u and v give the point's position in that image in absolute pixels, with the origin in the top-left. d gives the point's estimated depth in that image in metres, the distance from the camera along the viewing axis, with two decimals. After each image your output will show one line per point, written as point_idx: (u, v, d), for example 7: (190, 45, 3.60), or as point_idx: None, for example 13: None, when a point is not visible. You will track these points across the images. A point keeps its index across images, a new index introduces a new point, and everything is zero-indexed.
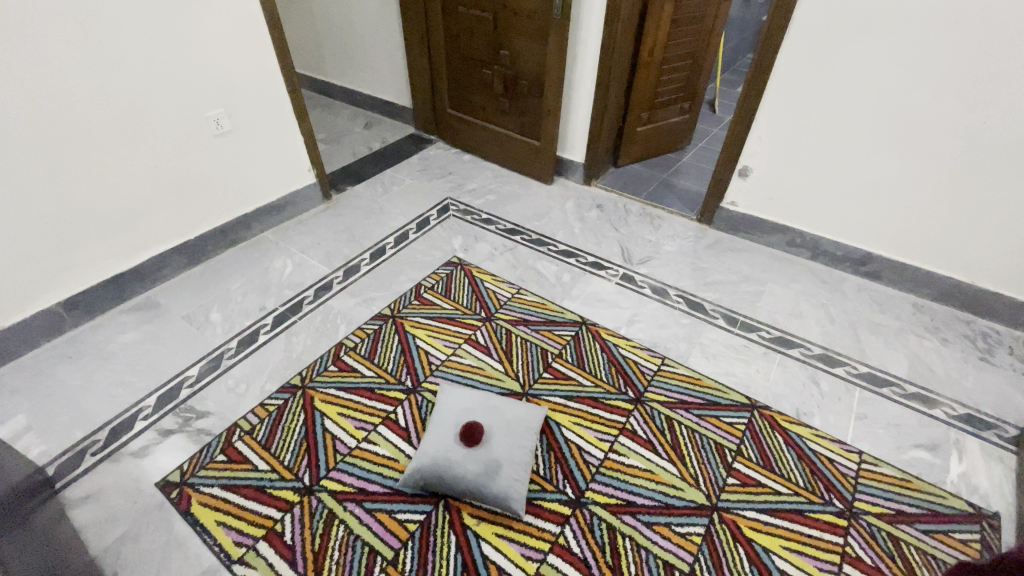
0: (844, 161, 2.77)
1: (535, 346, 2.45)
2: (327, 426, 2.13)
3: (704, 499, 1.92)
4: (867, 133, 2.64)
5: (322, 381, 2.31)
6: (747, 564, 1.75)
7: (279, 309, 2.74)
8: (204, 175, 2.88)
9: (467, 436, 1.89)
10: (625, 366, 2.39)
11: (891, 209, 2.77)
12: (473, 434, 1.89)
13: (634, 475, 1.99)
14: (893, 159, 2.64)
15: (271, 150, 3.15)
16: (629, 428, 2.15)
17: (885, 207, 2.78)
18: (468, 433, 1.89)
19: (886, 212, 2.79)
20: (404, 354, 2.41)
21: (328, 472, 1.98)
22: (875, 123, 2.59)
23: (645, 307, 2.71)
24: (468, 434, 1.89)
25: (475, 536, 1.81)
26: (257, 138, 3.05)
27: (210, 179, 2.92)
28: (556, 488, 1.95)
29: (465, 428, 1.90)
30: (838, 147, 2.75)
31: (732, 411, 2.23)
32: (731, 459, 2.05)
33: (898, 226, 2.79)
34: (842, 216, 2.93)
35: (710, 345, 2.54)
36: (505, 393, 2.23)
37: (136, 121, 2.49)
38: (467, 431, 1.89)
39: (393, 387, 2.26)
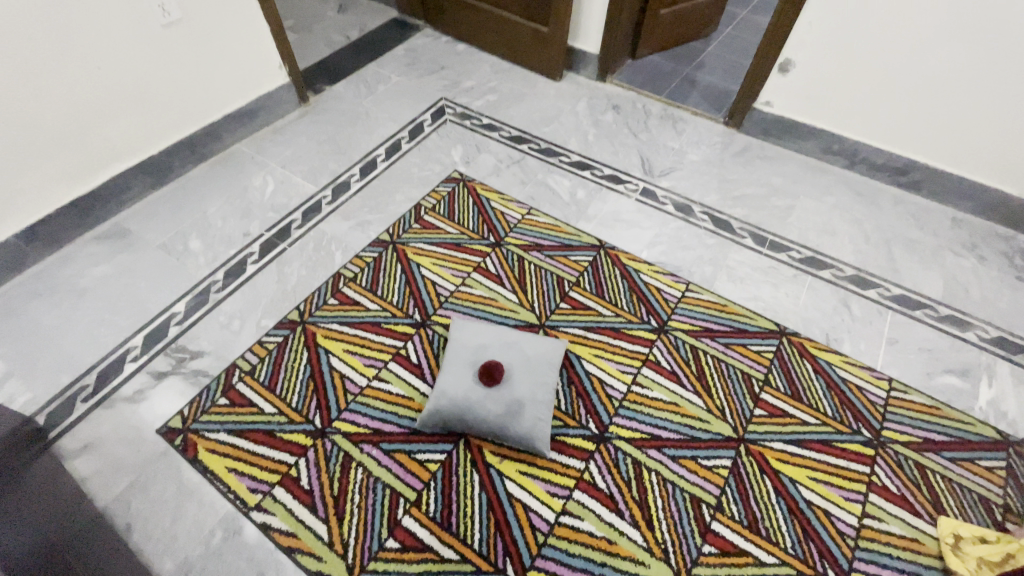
0: (906, 54, 2.38)
1: (551, 272, 2.25)
2: (333, 364, 1.99)
3: (731, 431, 1.87)
4: (941, 19, 2.22)
5: (321, 316, 2.13)
6: (774, 496, 1.74)
7: (266, 235, 2.47)
8: (159, 77, 2.43)
9: (486, 374, 1.75)
10: (646, 292, 2.22)
11: (949, 112, 2.44)
12: (493, 373, 1.75)
13: (659, 408, 1.91)
14: (965, 52, 2.25)
15: (233, 43, 2.65)
16: (652, 359, 2.03)
17: (943, 109, 2.45)
18: (488, 371, 1.75)
19: (943, 115, 2.47)
20: (408, 285, 2.21)
21: (339, 413, 1.87)
22: (952, 9, 2.17)
23: (668, 226, 2.49)
24: (488, 372, 1.76)
25: (498, 474, 1.76)
26: (215, 28, 2.54)
27: (167, 82, 2.48)
28: (579, 423, 1.86)
29: (485, 366, 1.77)
30: (903, 36, 2.34)
31: (760, 339, 2.12)
32: (758, 390, 1.97)
33: (954, 132, 2.49)
34: (891, 118, 2.60)
35: (737, 268, 2.36)
36: (520, 325, 2.08)
37: (64, 11, 2.02)
38: (487, 368, 1.76)
39: (400, 321, 2.09)
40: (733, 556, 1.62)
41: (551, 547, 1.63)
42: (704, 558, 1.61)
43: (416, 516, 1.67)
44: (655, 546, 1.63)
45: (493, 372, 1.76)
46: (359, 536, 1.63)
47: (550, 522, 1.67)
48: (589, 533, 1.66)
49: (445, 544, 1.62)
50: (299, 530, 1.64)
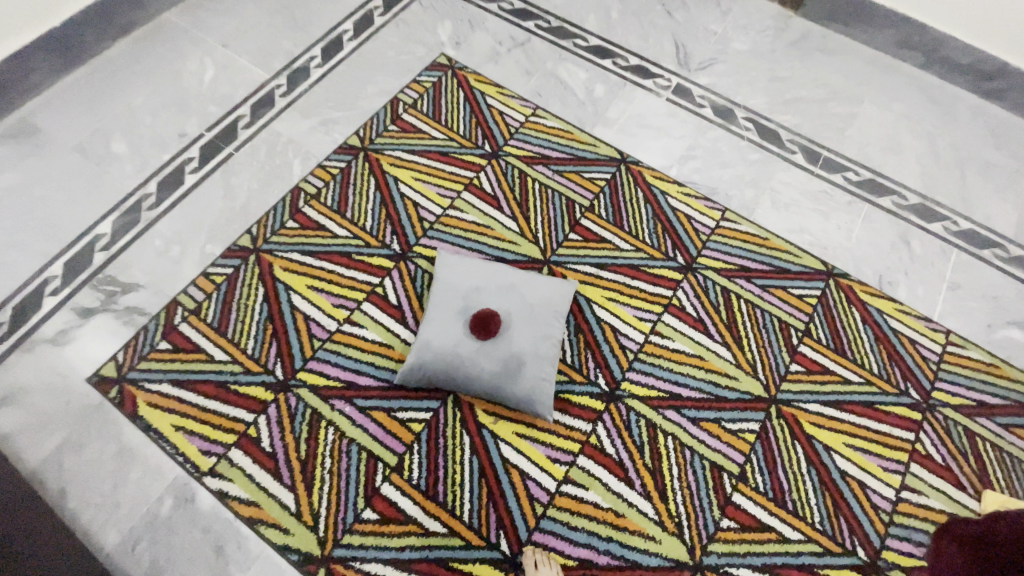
0: None
1: (559, 194, 1.84)
2: (294, 303, 1.65)
3: (762, 390, 1.61)
4: None
5: (278, 243, 1.74)
6: (804, 465, 1.54)
7: (206, 136, 1.99)
8: None
9: (479, 326, 1.44)
10: (674, 221, 1.83)
11: None
12: (487, 325, 1.44)
13: (681, 362, 1.61)
14: None
15: None
16: (676, 303, 1.70)
17: None
18: (482, 321, 1.44)
19: None
20: (384, 205, 1.80)
21: (304, 363, 1.57)
22: None
23: (704, 137, 2.03)
24: (481, 323, 1.44)
25: (492, 436, 1.50)
26: None
27: None
28: (586, 379, 1.58)
29: (477, 316, 1.44)
30: None
31: (804, 282, 1.79)
32: (796, 342, 1.69)
33: None
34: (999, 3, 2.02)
35: (783, 192, 1.96)
36: (521, 260, 1.72)
37: None
38: (479, 318, 1.44)
39: (375, 251, 1.72)
40: (754, 532, 1.44)
41: (550, 520, 1.43)
42: (722, 534, 1.44)
43: (397, 484, 1.44)
44: (668, 520, 1.44)
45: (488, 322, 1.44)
46: (331, 506, 1.42)
47: (550, 492, 1.45)
48: (594, 504, 1.45)
49: (429, 516, 1.41)
50: (262, 499, 1.42)
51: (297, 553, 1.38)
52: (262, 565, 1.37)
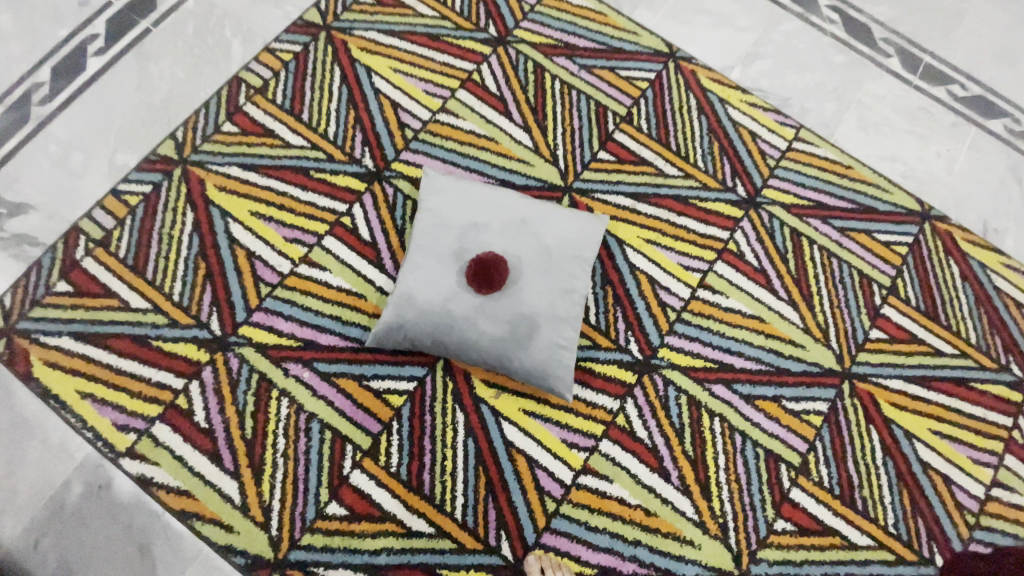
0: None
1: (586, 99, 1.39)
2: (233, 235, 1.24)
3: (833, 362, 1.27)
4: None
5: (209, 152, 1.30)
6: (879, 455, 1.24)
7: (114, 4, 1.46)
8: None
9: (480, 272, 1.06)
10: (734, 140, 1.40)
11: None
12: (491, 275, 1.06)
13: (735, 325, 1.26)
14: None
15: None
16: (733, 249, 1.31)
17: None
18: (484, 266, 1.06)
19: None
20: (352, 106, 1.34)
21: (248, 315, 1.19)
22: None
23: (777, 28, 1.53)
24: (482, 270, 1.06)
25: (492, 413, 1.17)
26: None
27: None
28: (614, 344, 1.22)
29: (481, 258, 1.07)
30: None
31: (893, 226, 1.39)
32: (878, 301, 1.33)
33: None
34: None
35: (873, 107, 1.51)
36: (534, 186, 1.31)
37: None
38: (481, 262, 1.06)
39: (341, 168, 1.29)
40: (814, 536, 1.17)
41: (563, 519, 1.13)
42: (775, 538, 1.16)
43: (369, 472, 1.12)
44: (710, 521, 1.15)
45: (494, 271, 1.06)
46: (285, 497, 1.11)
47: (564, 485, 1.14)
48: (619, 501, 1.14)
49: (411, 513, 1.11)
50: (196, 488, 1.11)
51: (244, 555, 1.09)
52: (199, 568, 1.09)
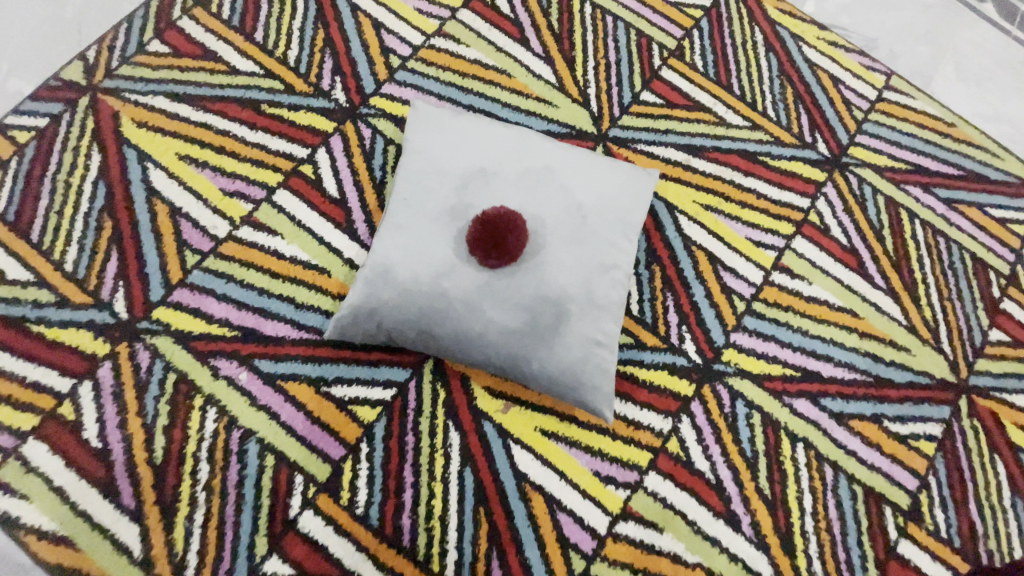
0: None
1: (624, 27, 1.09)
2: (153, 186, 0.92)
3: (945, 371, 0.97)
4: None
5: (127, 78, 0.97)
6: (1010, 496, 0.93)
7: None
8: None
9: (492, 234, 0.74)
10: (812, 85, 1.09)
11: None
12: (507, 242, 0.75)
13: (821, 320, 0.95)
14: None
15: None
16: (815, 221, 1.01)
17: None
18: (499, 229, 0.74)
19: None
20: (321, 25, 1.02)
21: (169, 293, 0.87)
22: None
23: None
24: (497, 234, 0.74)
25: (498, 434, 0.86)
26: None
27: None
28: (663, 342, 0.91)
29: (493, 216, 0.75)
30: None
31: (1006, 200, 1.06)
32: (997, 294, 1.02)
33: None
34: None
35: (970, 57, 1.15)
36: (559, 133, 1.01)
37: None
38: (498, 221, 0.74)
39: (304, 103, 0.97)
40: None
41: None
42: None
43: (326, 514, 0.80)
44: None
45: (511, 236, 0.75)
46: (206, 548, 0.79)
47: (597, 535, 0.83)
48: (672, 557, 0.83)
49: (382, 573, 0.79)
50: (82, 533, 0.79)
51: None
52: None
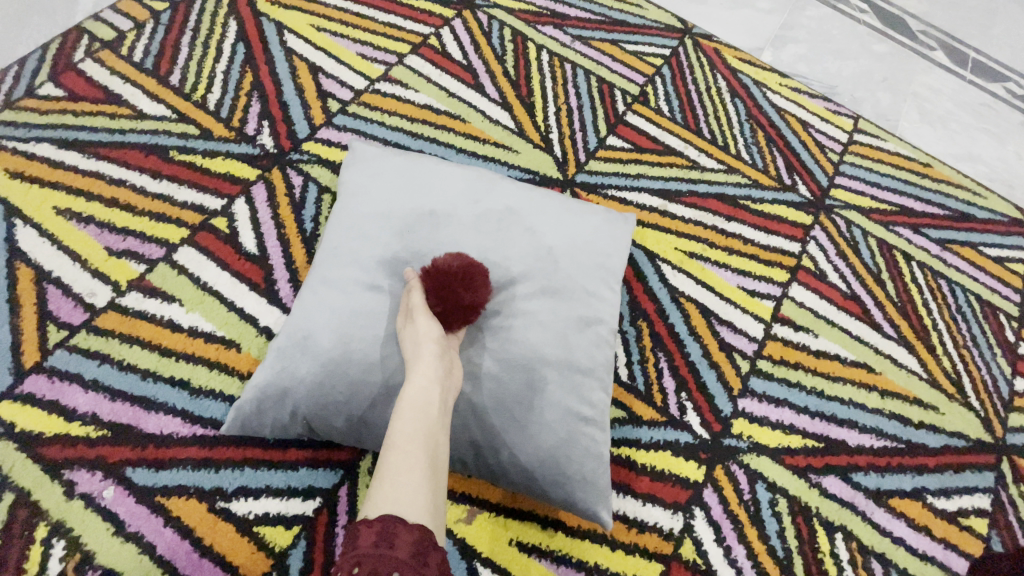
0: None
1: (584, 74, 1.02)
2: (18, 246, 0.73)
3: (980, 431, 0.84)
4: None
5: (7, 123, 0.82)
6: None
7: None
8: None
9: (459, 282, 0.56)
10: (781, 128, 1.04)
11: None
12: (463, 308, 0.56)
13: (835, 378, 0.82)
14: None
15: None
16: (810, 266, 0.91)
17: None
18: (473, 305, 0.57)
19: None
20: (250, 68, 0.91)
21: (17, 383, 0.66)
22: None
23: (804, 12, 1.26)
24: (468, 306, 0.56)
25: (462, 555, 0.66)
26: None
27: None
28: (662, 415, 0.75)
29: (484, 282, 0.58)
30: None
31: (998, 237, 1.03)
32: (1013, 338, 0.93)
33: None
34: None
35: (932, 100, 1.22)
36: (521, 178, 0.90)
37: None
38: (469, 283, 0.57)
39: (222, 149, 0.83)
40: None
41: None
42: None
43: None
44: None
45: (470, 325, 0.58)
46: None
47: None
48: None
49: None
50: None
51: None
52: None
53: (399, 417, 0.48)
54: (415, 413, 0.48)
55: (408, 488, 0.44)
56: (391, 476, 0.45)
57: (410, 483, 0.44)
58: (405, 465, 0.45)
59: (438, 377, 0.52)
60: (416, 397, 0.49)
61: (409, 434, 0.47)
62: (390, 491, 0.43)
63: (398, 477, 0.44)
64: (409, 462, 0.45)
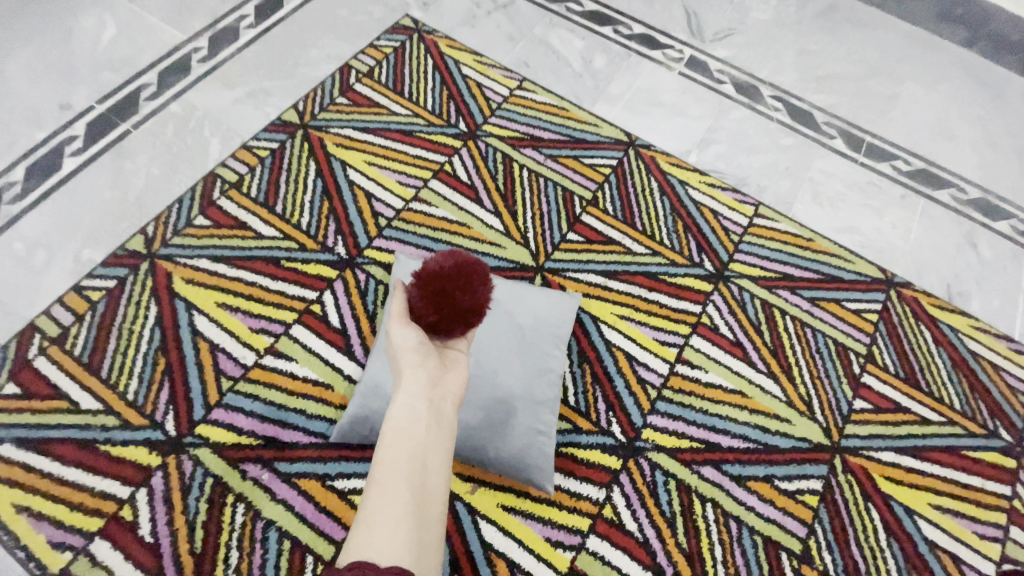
0: None
1: (553, 185, 1.45)
2: (198, 328, 1.21)
3: (822, 436, 1.24)
4: None
5: (180, 245, 1.31)
6: (882, 535, 1.17)
7: (98, 110, 1.53)
8: None
9: (458, 282, 0.74)
10: (697, 218, 1.45)
11: None
12: (455, 309, 0.73)
13: (717, 401, 1.23)
14: None
15: None
16: (707, 322, 1.32)
17: None
18: (467, 305, 0.73)
19: None
20: (326, 197, 1.37)
21: (207, 413, 1.13)
22: None
23: (727, 116, 1.67)
24: (463, 306, 0.73)
25: (468, 512, 1.09)
26: None
27: None
28: (595, 427, 1.18)
29: (476, 283, 0.75)
30: None
31: (861, 293, 1.43)
32: (858, 370, 1.32)
33: None
34: None
35: (825, 183, 1.60)
36: (506, 267, 1.33)
37: None
38: (461, 288, 0.73)
39: (313, 257, 1.29)
40: None
41: None
42: None
43: None
44: None
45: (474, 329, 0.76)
46: None
47: None
48: None
49: None
50: None
51: None
52: None
53: (387, 454, 0.58)
54: (398, 452, 0.58)
55: (388, 524, 0.53)
56: (377, 512, 0.54)
57: (390, 519, 0.53)
58: (387, 505, 0.54)
59: (420, 413, 0.62)
60: (401, 433, 0.60)
61: (393, 471, 0.57)
62: (372, 530, 0.52)
63: (382, 513, 0.54)
64: (389, 501, 0.54)
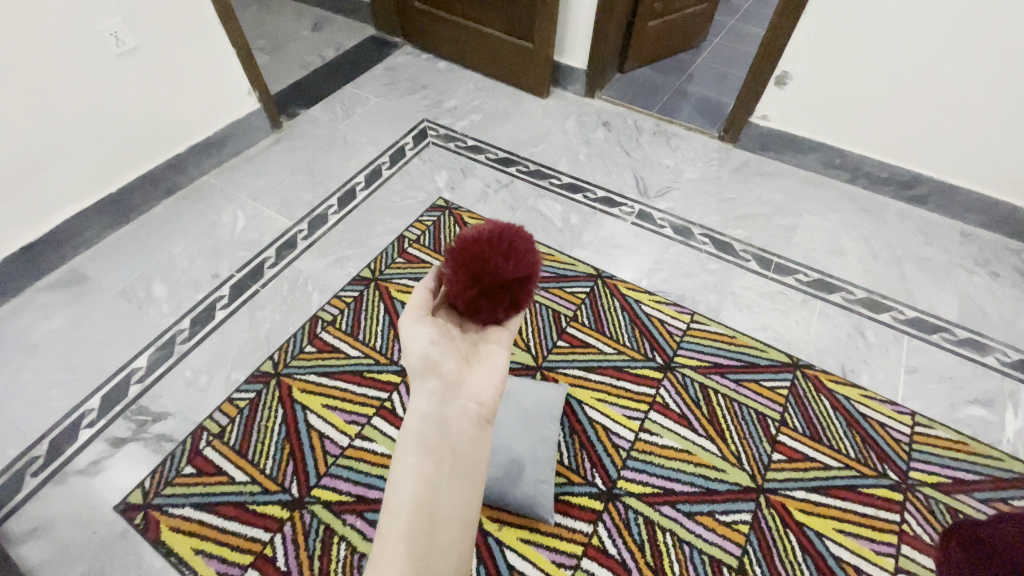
0: (897, 82, 2.35)
1: (546, 307, 2.09)
2: (310, 422, 1.81)
3: (749, 481, 1.72)
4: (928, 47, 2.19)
5: (296, 366, 1.95)
6: (800, 553, 1.59)
7: (236, 276, 2.28)
8: (119, 121, 2.30)
9: (503, 246, 0.99)
10: (649, 326, 2.06)
11: (942, 134, 2.39)
12: (492, 273, 0.96)
13: (669, 457, 1.74)
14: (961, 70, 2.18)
15: (203, 82, 2.54)
16: (660, 401, 1.86)
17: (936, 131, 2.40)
18: (505, 267, 0.97)
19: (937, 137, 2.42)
20: (392, 329, 2.05)
21: (319, 479, 1.69)
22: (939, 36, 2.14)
23: (669, 251, 2.35)
24: (503, 269, 0.97)
25: (497, 543, 1.57)
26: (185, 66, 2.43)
27: (128, 122, 2.34)
28: (583, 479, 1.69)
29: (512, 254, 0.98)
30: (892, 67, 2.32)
31: (773, 374, 1.97)
32: (774, 432, 1.82)
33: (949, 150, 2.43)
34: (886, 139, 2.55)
35: (744, 295, 2.22)
36: (514, 366, 1.91)
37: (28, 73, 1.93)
38: (501, 255, 0.97)
39: (386, 369, 1.95)
40: None
41: None
42: None
43: None
44: None
45: (498, 314, 1.02)
46: None
47: None
48: None
49: None
50: None
51: None
52: None
53: (395, 497, 0.85)
54: (401, 497, 0.85)
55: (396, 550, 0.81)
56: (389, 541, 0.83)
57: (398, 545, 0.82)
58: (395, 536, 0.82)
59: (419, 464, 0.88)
60: (406, 480, 0.86)
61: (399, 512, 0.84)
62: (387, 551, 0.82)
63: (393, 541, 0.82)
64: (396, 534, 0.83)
